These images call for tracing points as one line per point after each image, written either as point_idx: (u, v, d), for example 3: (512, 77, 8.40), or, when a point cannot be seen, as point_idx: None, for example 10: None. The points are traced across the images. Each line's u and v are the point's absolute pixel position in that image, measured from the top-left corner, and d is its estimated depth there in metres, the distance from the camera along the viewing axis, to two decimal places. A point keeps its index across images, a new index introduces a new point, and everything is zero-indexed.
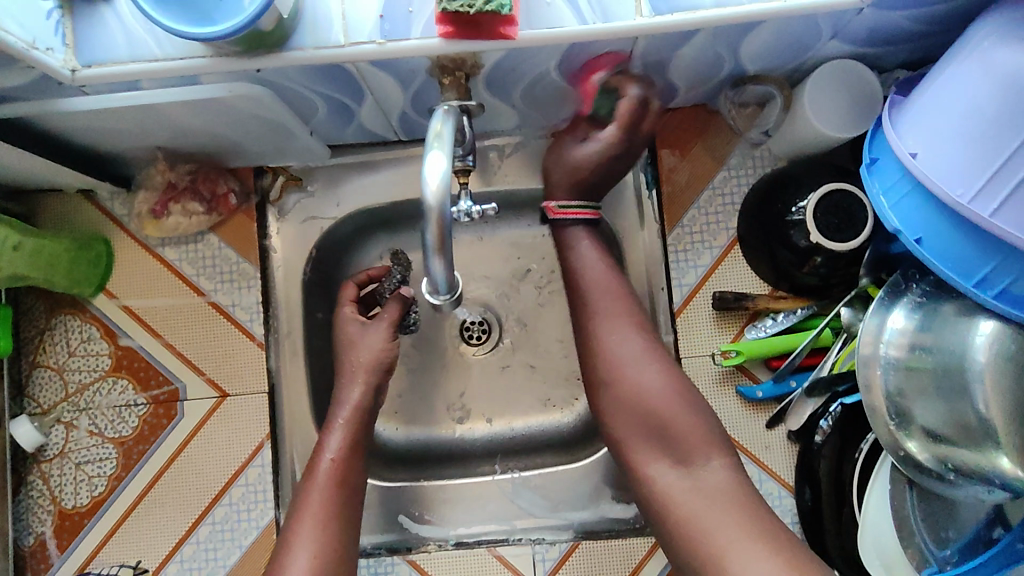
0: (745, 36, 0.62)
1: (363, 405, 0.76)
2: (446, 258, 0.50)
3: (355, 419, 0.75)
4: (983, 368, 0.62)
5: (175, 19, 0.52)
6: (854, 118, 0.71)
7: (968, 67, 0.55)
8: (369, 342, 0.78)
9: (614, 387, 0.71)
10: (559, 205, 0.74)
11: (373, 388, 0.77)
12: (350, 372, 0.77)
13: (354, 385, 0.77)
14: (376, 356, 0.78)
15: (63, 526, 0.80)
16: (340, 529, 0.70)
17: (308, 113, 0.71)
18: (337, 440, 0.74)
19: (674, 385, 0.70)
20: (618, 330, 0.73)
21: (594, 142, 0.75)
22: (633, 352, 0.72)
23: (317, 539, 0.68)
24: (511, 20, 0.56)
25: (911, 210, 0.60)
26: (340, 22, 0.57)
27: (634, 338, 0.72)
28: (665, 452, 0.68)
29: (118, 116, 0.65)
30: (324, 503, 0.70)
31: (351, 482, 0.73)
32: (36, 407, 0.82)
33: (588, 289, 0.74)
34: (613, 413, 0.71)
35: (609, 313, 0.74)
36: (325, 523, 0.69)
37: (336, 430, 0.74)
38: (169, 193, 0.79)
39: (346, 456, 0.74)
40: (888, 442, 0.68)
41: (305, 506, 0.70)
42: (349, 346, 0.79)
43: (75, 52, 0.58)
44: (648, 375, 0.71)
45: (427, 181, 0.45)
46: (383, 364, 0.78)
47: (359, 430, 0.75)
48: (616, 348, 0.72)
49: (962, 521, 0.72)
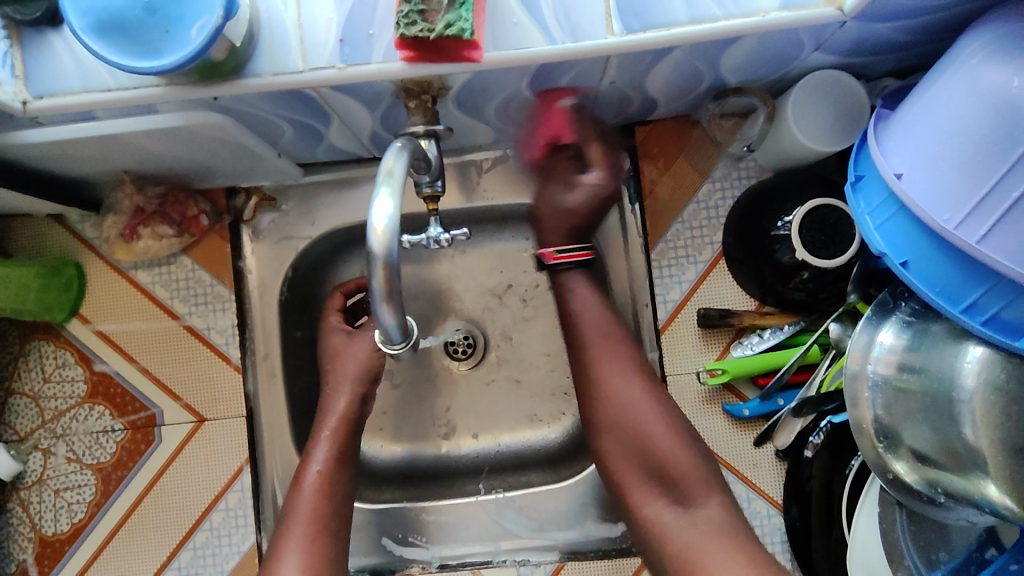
0: (726, 50, 0.59)
1: (350, 414, 0.74)
2: (396, 306, 0.47)
3: (343, 427, 0.74)
4: (972, 394, 0.60)
5: (120, 52, 0.49)
6: (842, 130, 0.69)
7: (956, 84, 0.52)
8: (355, 352, 0.76)
9: (609, 421, 0.72)
10: (556, 251, 0.75)
11: (360, 399, 0.75)
12: (335, 381, 0.75)
13: (340, 394, 0.75)
14: (361, 366, 0.75)
15: (44, 554, 0.80)
16: (330, 543, 0.69)
17: (275, 136, 0.69)
18: (322, 451, 0.72)
19: (668, 419, 0.71)
20: (615, 367, 0.73)
21: (581, 187, 0.74)
22: (627, 387, 0.72)
23: (305, 554, 0.67)
24: (476, 44, 0.53)
25: (897, 232, 0.57)
26: (298, 47, 0.55)
27: (637, 380, 0.72)
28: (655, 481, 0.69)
29: (77, 145, 0.62)
30: (313, 515, 0.69)
31: (340, 494, 0.71)
32: (12, 435, 0.81)
33: (584, 325, 0.75)
34: (607, 446, 0.72)
35: (603, 347, 0.74)
36: (314, 537, 0.68)
37: (323, 441, 0.73)
38: (137, 217, 0.77)
39: (333, 469, 0.72)
40: (876, 463, 0.66)
41: (293, 515, 0.69)
42: (335, 357, 0.77)
43: (25, 84, 0.56)
44: (640, 411, 0.71)
45: (372, 225, 0.44)
46: (369, 375, 0.75)
47: (347, 437, 0.74)
48: (609, 384, 0.73)
49: (954, 543, 0.69)
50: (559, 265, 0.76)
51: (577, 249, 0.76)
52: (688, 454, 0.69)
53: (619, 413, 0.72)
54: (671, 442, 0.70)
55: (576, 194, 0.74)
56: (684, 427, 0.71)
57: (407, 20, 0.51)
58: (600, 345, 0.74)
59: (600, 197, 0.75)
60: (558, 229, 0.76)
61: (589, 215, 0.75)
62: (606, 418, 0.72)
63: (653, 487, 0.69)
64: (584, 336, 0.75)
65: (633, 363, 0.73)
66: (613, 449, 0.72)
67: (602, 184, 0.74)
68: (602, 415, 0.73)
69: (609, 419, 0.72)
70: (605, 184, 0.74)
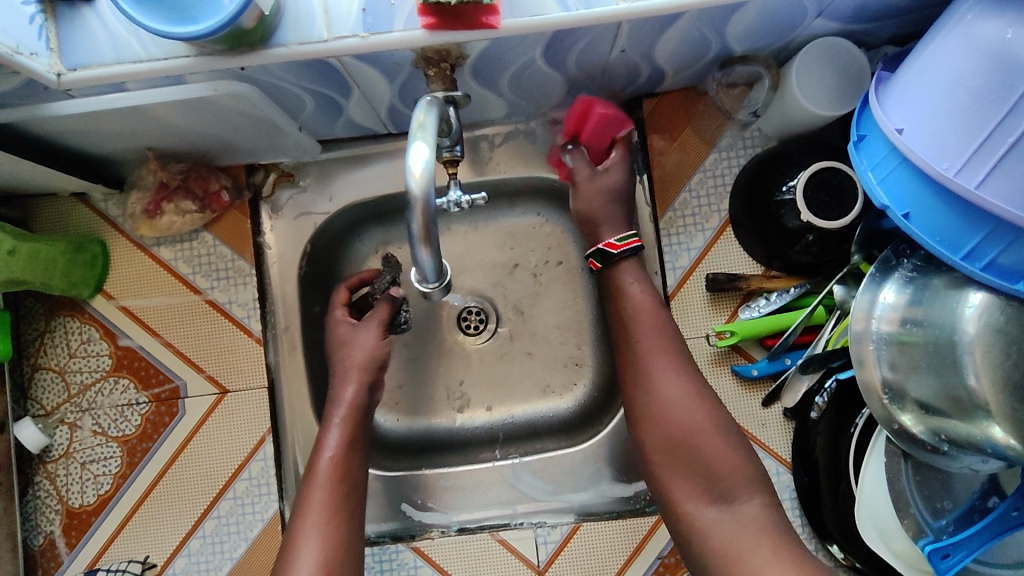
0: (731, 17, 0.62)
1: (359, 401, 0.76)
2: (433, 248, 0.50)
3: (352, 414, 0.75)
4: (973, 339, 0.62)
5: (155, 19, 0.52)
6: (839, 97, 0.72)
7: (952, 39, 0.55)
8: (361, 341, 0.78)
9: (644, 410, 0.73)
10: (620, 238, 0.77)
11: (367, 385, 0.77)
12: (343, 371, 0.77)
13: (349, 383, 0.76)
14: (369, 355, 0.78)
15: (71, 525, 0.82)
16: (347, 526, 0.69)
17: (297, 109, 0.72)
18: (334, 438, 0.73)
19: (710, 409, 0.71)
20: (656, 364, 0.73)
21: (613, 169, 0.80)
22: (673, 380, 0.72)
23: (322, 535, 0.67)
24: (493, 9, 0.56)
25: (899, 185, 0.60)
26: (323, 16, 0.57)
27: (678, 378, 0.72)
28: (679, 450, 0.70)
29: (105, 118, 0.65)
30: (325, 499, 0.69)
31: (352, 477, 0.72)
32: (39, 409, 0.82)
33: (633, 322, 0.75)
34: (641, 432, 0.73)
35: (642, 340, 0.74)
36: (328, 519, 0.68)
37: (333, 428, 0.74)
38: (161, 193, 0.79)
39: (345, 452, 0.73)
40: (882, 416, 0.68)
41: (308, 502, 0.69)
42: (342, 346, 0.79)
43: (60, 56, 0.58)
44: (679, 401, 0.71)
45: (410, 169, 0.46)
46: (376, 362, 0.78)
47: (357, 426, 0.75)
48: (652, 375, 0.73)
49: (957, 492, 0.72)
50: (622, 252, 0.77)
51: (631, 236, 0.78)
52: (726, 441, 0.70)
53: (660, 403, 0.72)
54: (709, 429, 0.70)
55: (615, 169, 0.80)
56: (724, 420, 0.71)
57: None
58: (643, 338, 0.74)
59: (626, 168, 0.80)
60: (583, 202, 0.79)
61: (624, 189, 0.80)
62: (644, 409, 0.73)
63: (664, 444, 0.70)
64: (629, 330, 0.75)
65: (675, 356, 0.73)
66: (649, 435, 0.72)
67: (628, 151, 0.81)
68: (640, 405, 0.73)
69: (648, 409, 0.73)
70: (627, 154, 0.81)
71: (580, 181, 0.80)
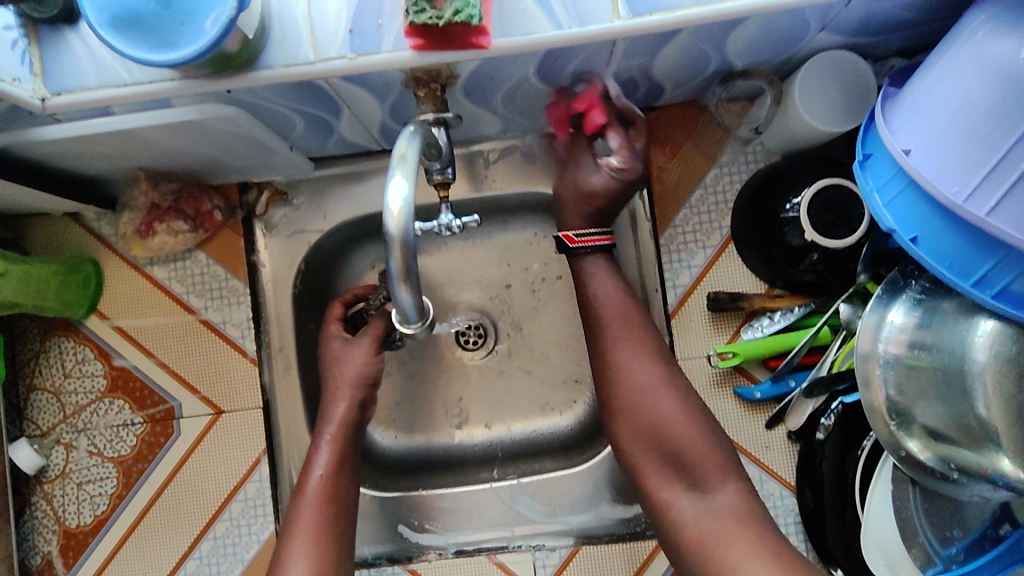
0: (731, 33, 0.60)
1: (349, 419, 0.74)
2: (413, 284, 0.51)
3: (342, 433, 0.74)
4: (984, 368, 0.60)
5: (138, 48, 0.50)
6: (846, 112, 0.70)
7: (962, 57, 0.52)
8: (351, 358, 0.76)
9: (641, 431, 0.69)
10: (578, 234, 0.73)
11: (359, 402, 0.75)
12: (334, 387, 0.75)
13: (338, 400, 0.75)
14: (360, 370, 0.76)
15: (68, 545, 0.81)
16: (336, 548, 0.68)
17: (287, 128, 0.70)
18: (324, 456, 0.72)
19: (709, 438, 0.68)
20: (654, 390, 0.70)
21: (601, 170, 0.72)
22: (671, 405, 0.69)
23: (312, 557, 0.66)
24: (483, 30, 0.53)
25: (905, 208, 0.58)
26: (309, 38, 0.55)
27: (673, 401, 0.69)
28: (682, 472, 0.67)
29: (93, 141, 0.63)
30: (314, 521, 0.68)
31: (340, 498, 0.71)
32: (34, 430, 0.82)
33: (624, 342, 0.72)
34: (632, 459, 0.70)
35: (635, 364, 0.71)
36: (317, 540, 0.67)
37: (323, 446, 0.72)
38: (153, 213, 0.79)
39: (334, 472, 0.72)
40: (888, 441, 0.66)
41: (295, 524, 0.68)
42: (334, 363, 0.77)
43: (44, 81, 0.56)
44: (681, 423, 0.68)
45: (388, 207, 0.47)
46: (368, 380, 0.76)
47: (346, 444, 0.74)
48: (649, 397, 0.69)
49: (968, 520, 0.70)
50: (580, 248, 0.74)
51: (599, 233, 0.74)
52: (730, 467, 0.66)
53: (662, 429, 0.68)
54: (711, 452, 0.67)
55: (600, 176, 0.72)
56: (728, 454, 0.68)
57: (416, 9, 0.51)
58: (633, 360, 0.71)
59: (620, 181, 0.72)
60: (585, 211, 0.74)
61: (610, 201, 0.73)
62: (646, 434, 0.69)
63: (662, 470, 0.68)
64: (623, 353, 0.72)
65: (670, 379, 0.70)
66: (651, 458, 0.69)
67: (624, 169, 0.71)
68: (633, 432, 0.70)
69: (652, 433, 0.69)
70: (626, 170, 0.71)
71: (570, 171, 0.75)
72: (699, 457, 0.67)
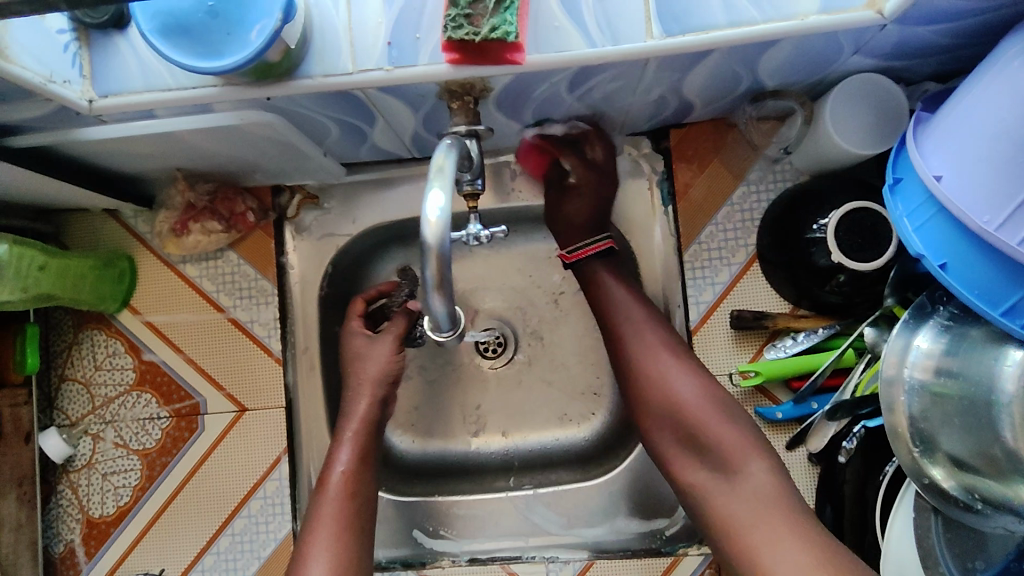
0: (764, 54, 0.60)
1: (371, 417, 0.75)
2: (446, 294, 0.52)
3: (365, 430, 0.74)
4: (1011, 398, 0.57)
5: (187, 55, 0.52)
6: (877, 136, 0.69)
7: (997, 86, 0.52)
8: (377, 355, 0.77)
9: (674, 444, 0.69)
10: (570, 250, 0.78)
11: (380, 401, 0.76)
12: (357, 385, 0.76)
13: (362, 398, 0.75)
14: (384, 368, 0.76)
15: (91, 534, 0.83)
16: (356, 543, 0.68)
17: (322, 135, 0.72)
18: (347, 452, 0.73)
19: None
20: (688, 402, 0.69)
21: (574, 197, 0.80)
22: (706, 416, 0.68)
23: (331, 553, 0.66)
24: (518, 46, 0.54)
25: (934, 235, 0.58)
26: (348, 48, 0.56)
27: (708, 412, 0.68)
28: (711, 483, 0.66)
29: (135, 141, 0.65)
30: (337, 515, 0.69)
31: (363, 494, 0.72)
32: (64, 419, 0.84)
33: (643, 356, 0.72)
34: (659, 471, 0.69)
35: (658, 378, 0.71)
36: (339, 532, 0.68)
37: (345, 443, 0.73)
38: (188, 213, 0.81)
39: (357, 468, 0.72)
40: (911, 467, 0.66)
41: (318, 517, 0.69)
42: (357, 359, 0.78)
43: (92, 83, 0.58)
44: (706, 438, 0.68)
45: (425, 216, 0.48)
46: (389, 377, 0.77)
47: (367, 442, 0.74)
48: (682, 408, 0.69)
49: (992, 552, 0.68)
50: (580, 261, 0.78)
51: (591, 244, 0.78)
52: None
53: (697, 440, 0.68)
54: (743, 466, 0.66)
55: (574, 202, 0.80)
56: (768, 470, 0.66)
57: (454, 24, 0.52)
58: (667, 373, 0.71)
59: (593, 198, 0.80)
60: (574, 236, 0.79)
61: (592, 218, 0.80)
62: (680, 446, 0.69)
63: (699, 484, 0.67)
64: (656, 363, 0.71)
65: (700, 391, 0.69)
66: (685, 470, 0.68)
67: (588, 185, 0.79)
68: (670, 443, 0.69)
69: (685, 445, 0.68)
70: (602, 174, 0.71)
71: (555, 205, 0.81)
72: (734, 470, 0.66)
